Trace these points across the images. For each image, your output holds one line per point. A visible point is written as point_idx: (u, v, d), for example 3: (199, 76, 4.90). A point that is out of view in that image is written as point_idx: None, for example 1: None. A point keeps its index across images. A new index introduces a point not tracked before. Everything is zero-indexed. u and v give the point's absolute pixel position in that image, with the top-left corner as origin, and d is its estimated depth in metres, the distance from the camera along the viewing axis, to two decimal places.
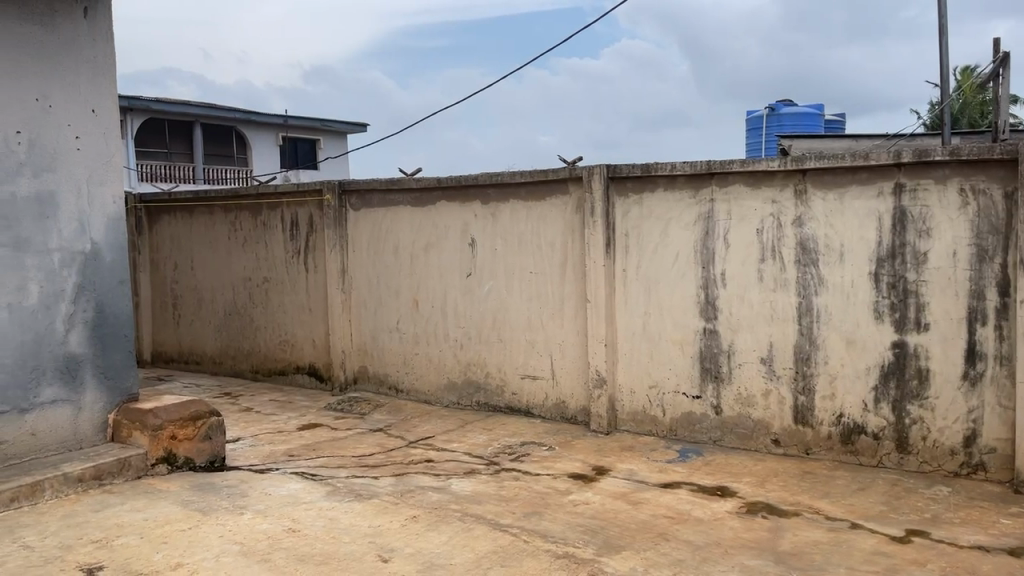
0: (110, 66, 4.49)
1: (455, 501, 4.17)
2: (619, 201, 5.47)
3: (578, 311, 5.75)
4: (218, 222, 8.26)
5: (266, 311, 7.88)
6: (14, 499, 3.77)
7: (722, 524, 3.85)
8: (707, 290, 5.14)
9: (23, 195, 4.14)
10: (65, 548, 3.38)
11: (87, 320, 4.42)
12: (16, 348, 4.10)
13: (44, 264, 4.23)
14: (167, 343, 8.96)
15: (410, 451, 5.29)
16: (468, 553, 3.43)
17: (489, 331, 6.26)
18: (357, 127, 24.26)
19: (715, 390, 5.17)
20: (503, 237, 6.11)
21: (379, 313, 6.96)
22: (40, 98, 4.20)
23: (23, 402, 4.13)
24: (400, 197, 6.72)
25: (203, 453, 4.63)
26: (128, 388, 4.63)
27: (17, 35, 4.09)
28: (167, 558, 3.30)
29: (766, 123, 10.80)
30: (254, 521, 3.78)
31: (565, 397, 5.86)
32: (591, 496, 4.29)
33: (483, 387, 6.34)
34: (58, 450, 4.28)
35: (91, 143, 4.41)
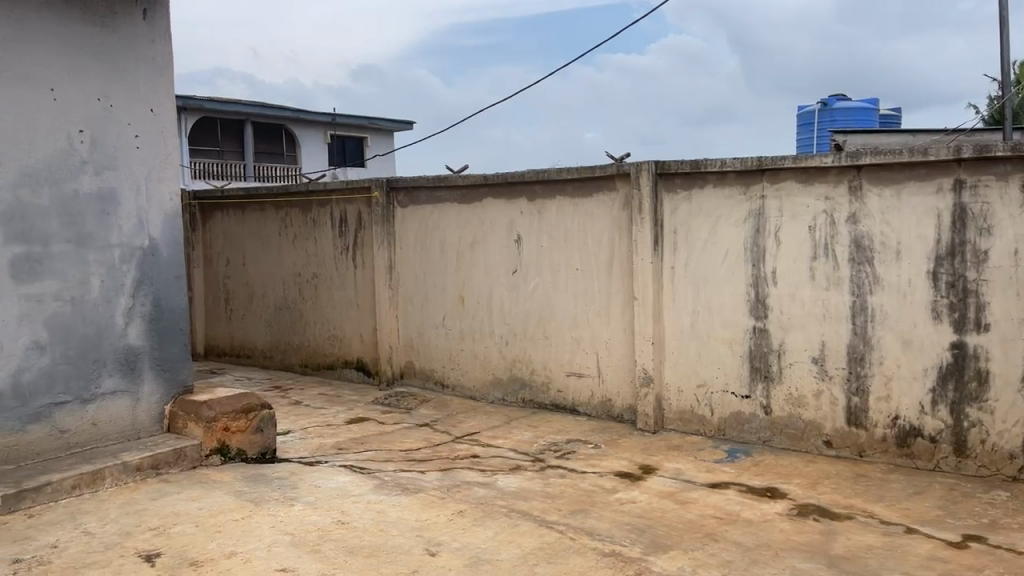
0: (167, 65, 4.61)
1: (501, 497, 4.19)
2: (667, 197, 5.42)
3: (625, 309, 5.71)
4: (269, 218, 8.42)
5: (315, 307, 8.01)
6: (76, 487, 3.90)
7: (772, 525, 3.79)
8: (758, 288, 5.06)
9: (85, 193, 4.27)
10: (124, 535, 3.48)
11: (146, 313, 4.54)
12: (79, 340, 4.25)
13: (105, 260, 4.36)
14: (219, 338, 9.16)
15: (456, 446, 5.33)
16: (514, 549, 3.43)
17: (535, 328, 6.26)
18: (404, 125, 24.48)
19: (764, 390, 5.09)
20: (549, 234, 6.10)
21: (426, 310, 7.01)
22: (102, 98, 4.33)
23: (84, 393, 4.27)
24: (447, 194, 6.76)
25: (255, 445, 4.72)
26: (184, 380, 4.75)
27: (80, 38, 4.23)
28: (222, 547, 3.38)
29: (818, 119, 10.61)
30: (304, 513, 3.84)
31: (611, 395, 5.84)
32: (638, 495, 4.26)
33: (528, 384, 6.34)
34: (117, 439, 4.42)
35: (149, 141, 4.54)
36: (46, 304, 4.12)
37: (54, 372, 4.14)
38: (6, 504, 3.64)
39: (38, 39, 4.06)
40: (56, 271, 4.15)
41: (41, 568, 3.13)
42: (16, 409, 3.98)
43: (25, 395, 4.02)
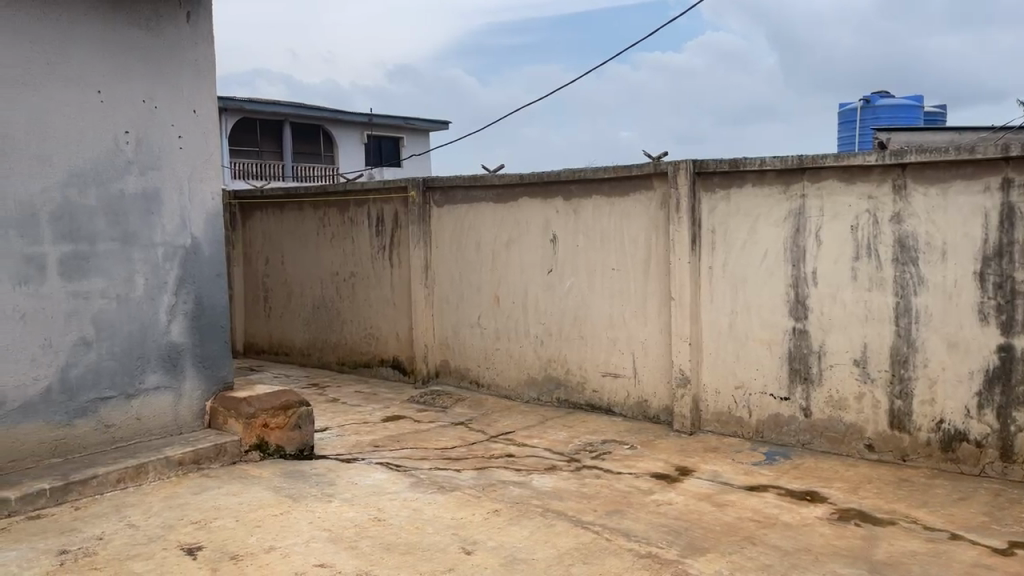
0: (210, 67, 4.68)
1: (536, 497, 4.19)
2: (705, 197, 5.37)
3: (661, 309, 5.67)
4: (308, 218, 8.52)
5: (352, 305, 8.08)
6: (120, 480, 3.99)
7: (812, 530, 3.73)
8: (798, 288, 4.99)
9: (130, 192, 4.37)
10: (167, 528, 3.55)
11: (188, 311, 4.63)
12: (124, 337, 4.34)
13: (149, 258, 4.45)
14: (258, 335, 9.30)
15: (491, 445, 5.34)
16: (550, 548, 3.43)
17: (570, 328, 6.24)
18: (439, 125, 24.62)
19: (804, 392, 5.01)
20: (585, 233, 6.08)
21: (461, 309, 7.04)
22: (147, 100, 4.42)
23: (129, 388, 4.36)
24: (482, 193, 6.78)
25: (294, 442, 4.78)
26: (224, 377, 4.83)
27: (126, 40, 4.32)
28: (261, 541, 3.43)
29: (861, 117, 10.42)
30: (342, 509, 3.88)
31: (647, 396, 5.80)
32: (675, 496, 4.22)
33: (564, 384, 6.33)
34: (160, 435, 4.51)
35: (192, 142, 4.62)
36: (93, 301, 4.22)
37: (100, 368, 4.24)
38: (54, 497, 3.74)
39: (87, 42, 4.16)
40: (102, 269, 4.25)
41: (88, 559, 3.21)
42: (64, 404, 4.09)
43: (73, 390, 4.12)
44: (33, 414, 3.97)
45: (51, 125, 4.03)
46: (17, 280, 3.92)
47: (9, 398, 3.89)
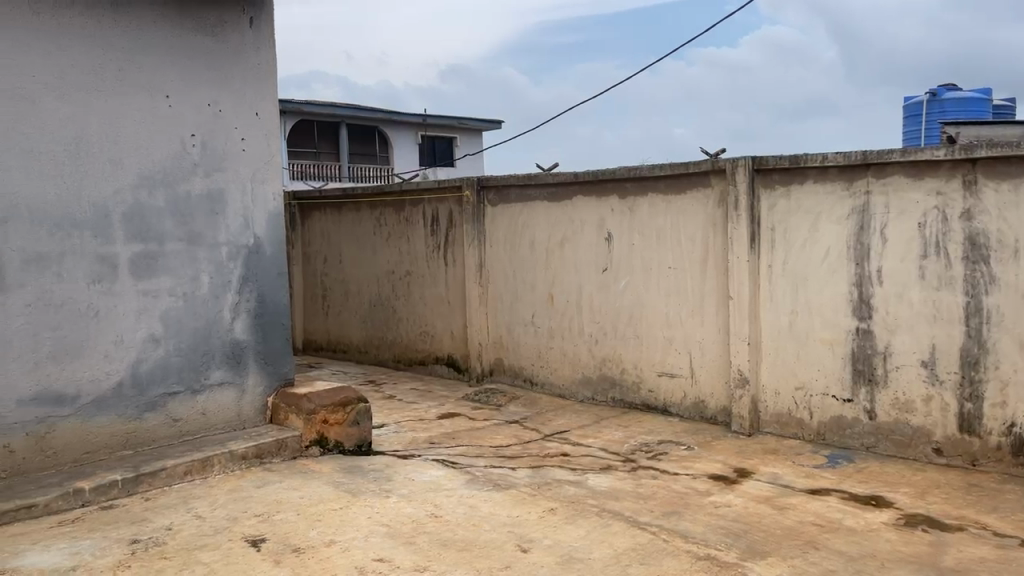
0: (272, 72, 4.79)
1: (593, 496, 4.18)
2: (765, 194, 5.27)
3: (719, 308, 5.59)
4: (364, 217, 8.65)
5: (408, 303, 8.18)
6: (187, 473, 4.12)
7: (877, 535, 3.64)
8: (861, 287, 4.86)
9: (196, 194, 4.50)
10: (231, 520, 3.65)
11: (250, 309, 4.75)
12: (190, 334, 4.48)
13: (214, 258, 4.58)
14: (317, 333, 9.48)
15: (546, 444, 5.34)
16: (607, 548, 3.42)
17: (625, 327, 6.20)
18: (492, 124, 24.73)
19: (868, 394, 4.88)
20: (640, 232, 6.04)
21: (516, 307, 7.05)
22: (212, 104, 4.54)
23: (195, 384, 4.50)
24: (536, 192, 6.79)
25: (352, 437, 4.85)
26: (285, 373, 4.94)
27: (193, 46, 4.45)
28: (322, 535, 3.50)
29: (926, 110, 10.07)
30: (400, 505, 3.94)
31: (704, 396, 5.72)
32: (734, 498, 4.16)
33: (619, 384, 6.29)
34: (224, 429, 4.64)
35: (254, 144, 4.73)
36: (161, 299, 4.36)
37: (168, 364, 4.38)
38: (125, 488, 3.88)
39: (155, 49, 4.30)
40: (170, 268, 4.39)
41: (158, 548, 3.32)
42: (134, 398, 4.24)
43: (142, 385, 4.27)
44: (106, 408, 4.13)
45: (122, 129, 4.18)
46: (91, 279, 4.08)
47: (84, 393, 4.05)
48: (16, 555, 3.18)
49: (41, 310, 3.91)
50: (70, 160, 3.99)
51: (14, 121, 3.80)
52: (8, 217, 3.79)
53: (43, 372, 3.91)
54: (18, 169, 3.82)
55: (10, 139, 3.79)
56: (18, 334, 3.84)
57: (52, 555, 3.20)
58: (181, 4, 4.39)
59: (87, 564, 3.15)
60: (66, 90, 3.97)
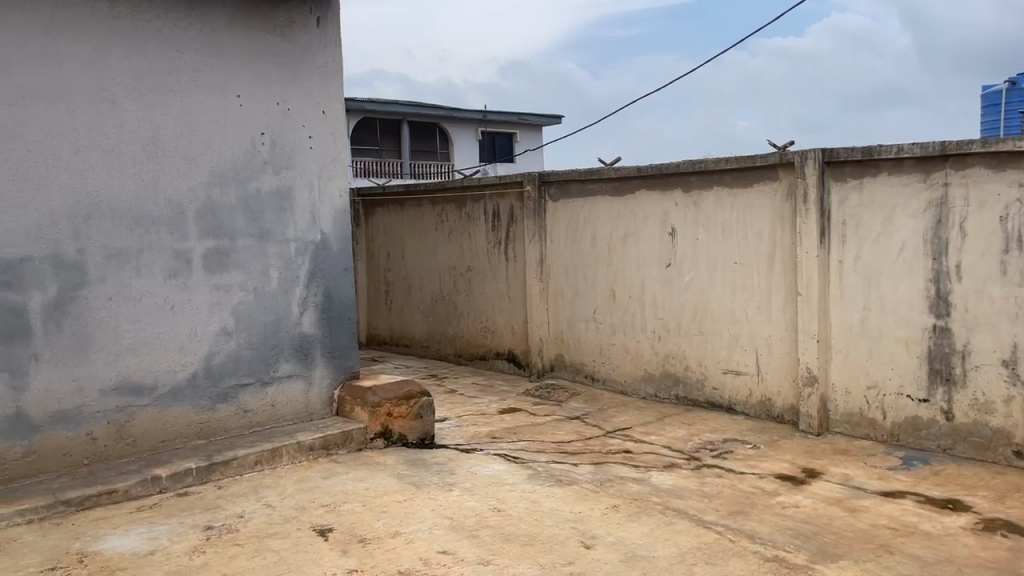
0: (338, 70, 4.87)
1: (656, 494, 4.13)
2: (836, 187, 5.12)
3: (788, 303, 5.46)
4: (426, 213, 8.74)
5: (469, 299, 8.23)
6: (258, 463, 4.24)
7: (954, 540, 3.50)
8: (938, 283, 4.69)
9: (266, 191, 4.61)
10: (300, 510, 3.74)
11: (318, 303, 4.85)
12: (260, 328, 4.60)
13: (283, 253, 4.69)
14: (381, 327, 9.63)
15: (608, 440, 5.31)
16: (672, 547, 3.38)
17: (689, 323, 6.11)
18: (552, 120, 24.68)
19: (945, 393, 4.70)
20: (705, 226, 5.93)
21: (577, 303, 7.03)
22: (281, 102, 4.65)
23: (265, 376, 4.62)
24: (598, 187, 6.74)
25: (416, 431, 4.92)
26: (351, 367, 5.03)
27: (263, 46, 4.56)
28: (387, 526, 3.55)
29: (1005, 99, 9.64)
30: (463, 498, 3.97)
31: (771, 394, 5.60)
32: (802, 499, 4.06)
33: (682, 381, 6.21)
34: (293, 421, 4.76)
35: (322, 142, 4.83)
36: (233, 293, 4.49)
37: (240, 357, 4.51)
38: (199, 475, 4.02)
39: (228, 50, 4.42)
40: (241, 263, 4.51)
41: (231, 535, 3.42)
42: (208, 389, 4.38)
43: (215, 376, 4.41)
44: (181, 399, 4.27)
45: (196, 128, 4.31)
46: (167, 274, 4.22)
47: (161, 383, 4.20)
48: (98, 538, 3.33)
49: (122, 303, 4.06)
50: (148, 159, 4.14)
51: (96, 122, 3.96)
52: (90, 214, 3.95)
53: (124, 363, 4.07)
54: (100, 167, 3.98)
55: (91, 139, 3.95)
56: (100, 326, 3.99)
57: (132, 539, 3.34)
58: (251, 5, 4.49)
59: (165, 548, 3.26)
60: (143, 92, 4.11)
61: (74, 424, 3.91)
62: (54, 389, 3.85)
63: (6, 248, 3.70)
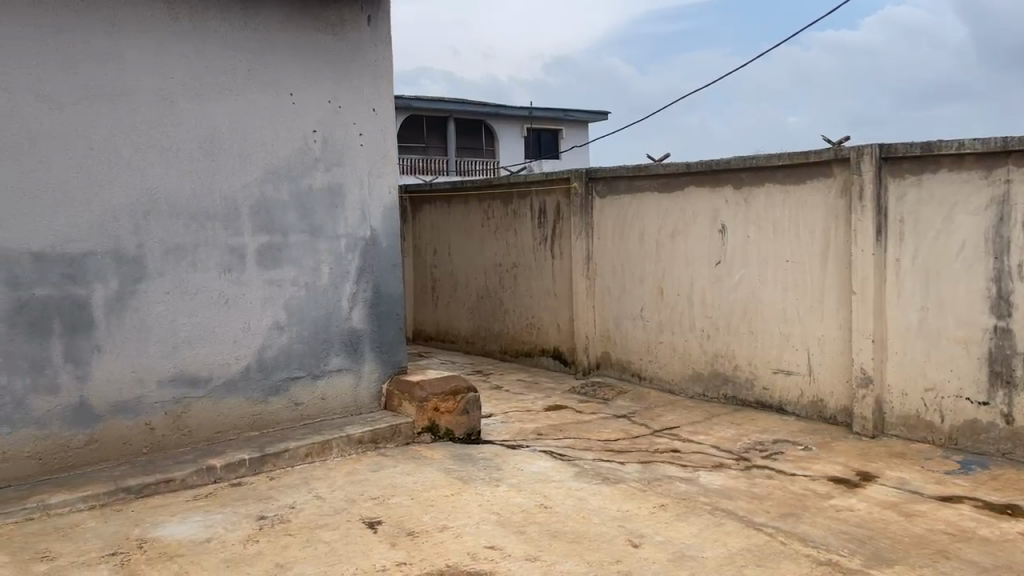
0: (388, 68, 4.91)
1: (704, 494, 4.09)
2: (893, 183, 4.99)
3: (841, 303, 5.35)
4: (473, 210, 8.77)
5: (515, 295, 8.24)
6: (308, 455, 4.31)
7: (1015, 546, 3.40)
8: (1000, 283, 4.54)
9: (318, 187, 4.68)
10: (349, 502, 3.79)
11: (367, 298, 4.91)
12: (311, 322, 4.67)
13: (334, 249, 4.76)
14: (427, 323, 9.70)
15: (655, 439, 5.27)
16: (721, 548, 3.34)
17: (739, 322, 6.03)
18: (599, 116, 24.57)
19: (1006, 397, 4.56)
20: (756, 223, 5.84)
21: (624, 300, 6.98)
22: (332, 101, 4.71)
23: (315, 369, 4.70)
24: (646, 183, 6.68)
25: (462, 426, 4.93)
26: (399, 362, 5.08)
27: (315, 45, 4.63)
28: (435, 520, 3.58)
29: None
30: (509, 494, 3.98)
31: (823, 395, 5.49)
32: (856, 503, 3.98)
33: (731, 381, 6.12)
34: (342, 414, 4.82)
35: (372, 140, 4.88)
36: (285, 288, 4.57)
37: (291, 351, 4.59)
38: (252, 466, 4.10)
39: (281, 49, 4.50)
40: (293, 259, 4.59)
41: (283, 525, 3.49)
42: (260, 381, 4.47)
43: (268, 369, 4.50)
44: (235, 391, 4.37)
45: (251, 127, 4.40)
46: (222, 269, 4.32)
47: (215, 375, 4.30)
48: (156, 526, 3.42)
49: (179, 297, 4.17)
50: (204, 157, 4.23)
51: (155, 120, 4.07)
52: (149, 210, 4.06)
53: (180, 356, 4.17)
54: (159, 164, 4.08)
55: (151, 138, 4.06)
56: (158, 320, 4.10)
57: (188, 527, 3.43)
58: (304, 5, 4.55)
59: (220, 536, 3.35)
60: (201, 91, 4.21)
61: (133, 414, 4.03)
62: (114, 379, 3.96)
63: (70, 243, 3.82)
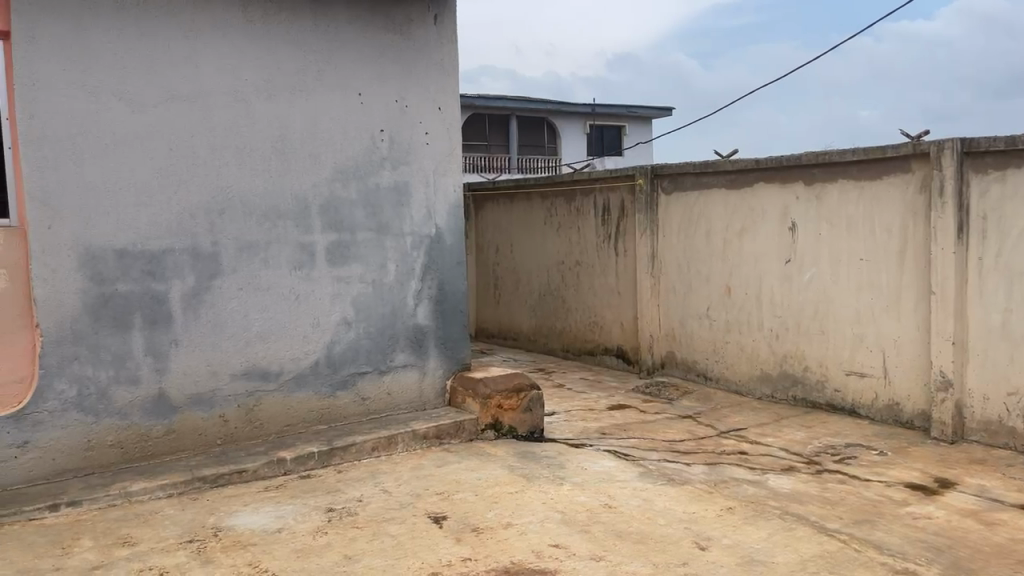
0: (454, 67, 4.94)
1: (774, 498, 3.99)
2: (976, 179, 4.78)
3: (919, 303, 5.16)
4: (536, 207, 8.77)
5: (578, 293, 8.21)
6: (375, 449, 4.38)
7: None
8: None
9: (385, 186, 4.74)
10: (414, 496, 3.84)
11: (433, 295, 4.96)
12: (378, 318, 4.74)
13: (400, 247, 4.81)
14: (489, 321, 9.74)
15: (722, 440, 5.18)
16: (792, 553, 3.26)
17: (810, 322, 5.87)
18: (662, 112, 24.27)
19: None
20: (829, 220, 5.68)
21: (689, 299, 6.88)
22: (399, 100, 4.77)
23: (382, 365, 4.77)
24: (713, 179, 6.56)
25: (525, 424, 4.95)
26: (463, 358, 5.11)
27: (383, 45, 4.68)
28: (499, 517, 3.60)
29: None
30: (573, 493, 3.97)
31: (899, 398, 5.31)
32: (934, 510, 3.83)
33: (801, 382, 5.97)
34: (407, 410, 4.88)
35: (437, 139, 4.92)
36: (353, 285, 4.65)
37: (359, 346, 4.67)
38: (321, 459, 4.19)
39: (350, 50, 4.57)
40: (361, 256, 4.67)
41: (351, 517, 3.56)
42: (329, 376, 4.56)
43: (336, 364, 4.58)
44: (305, 385, 4.47)
45: (321, 126, 4.49)
46: (293, 266, 4.42)
47: (286, 369, 4.41)
48: (230, 515, 3.52)
49: (251, 293, 4.28)
50: (276, 156, 4.34)
51: (231, 121, 4.19)
52: (224, 209, 4.18)
53: (253, 350, 4.29)
54: (233, 164, 4.20)
55: (226, 138, 4.18)
56: (232, 315, 4.22)
57: (261, 516, 3.52)
58: (373, 5, 4.61)
59: (290, 527, 3.42)
60: (274, 91, 4.32)
61: (209, 407, 4.16)
62: (191, 372, 4.10)
63: (150, 240, 3.96)
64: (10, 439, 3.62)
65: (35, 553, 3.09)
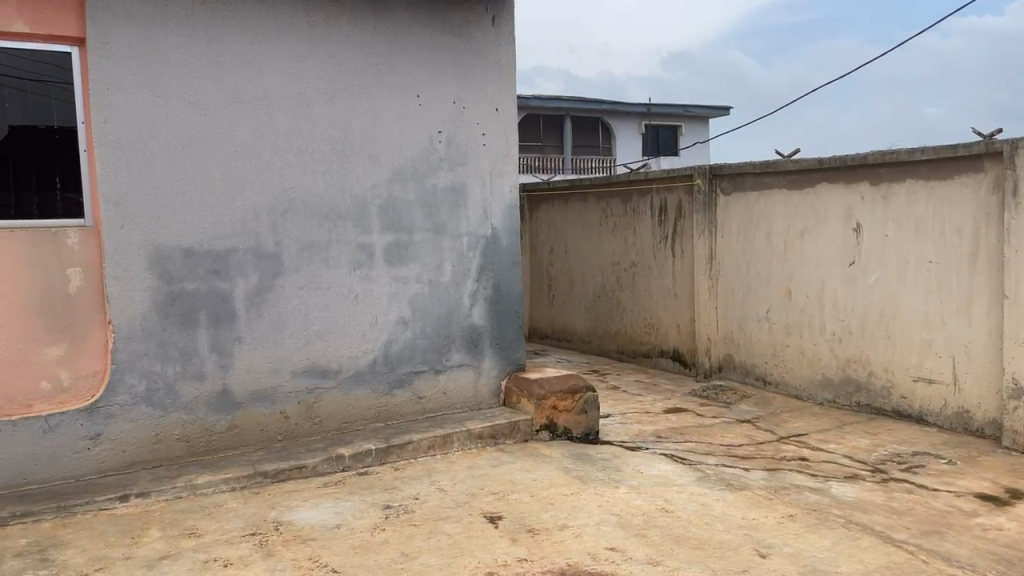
0: (510, 68, 4.95)
1: (836, 506, 3.89)
2: None
3: (991, 307, 4.97)
4: (591, 208, 8.72)
5: (633, 295, 8.14)
6: (431, 448, 4.41)
7: None
8: None
9: (442, 186, 4.78)
10: (469, 496, 3.86)
11: (488, 295, 4.97)
12: (434, 318, 4.78)
13: (456, 247, 4.84)
14: (543, 322, 9.73)
15: (782, 446, 5.07)
16: (856, 563, 3.17)
17: (874, 326, 5.71)
18: (719, 112, 23.94)
19: None
20: (895, 221, 5.51)
21: (748, 302, 6.76)
22: (457, 101, 4.80)
23: (438, 364, 4.80)
24: (774, 180, 6.44)
25: (580, 425, 4.92)
26: (517, 359, 5.12)
27: (441, 47, 4.72)
28: (555, 518, 3.58)
29: None
30: (629, 496, 3.93)
31: (969, 406, 5.12)
32: (1006, 522, 3.68)
33: (865, 388, 5.81)
34: (463, 409, 4.91)
35: (493, 140, 4.94)
36: (410, 285, 4.69)
37: (415, 345, 4.72)
38: (378, 457, 4.24)
39: (408, 52, 4.61)
40: (418, 257, 4.71)
41: (407, 515, 3.59)
42: (386, 374, 4.61)
43: (393, 363, 4.64)
44: (362, 383, 4.54)
45: (379, 128, 4.55)
46: (352, 265, 4.49)
47: (344, 367, 4.47)
48: (291, 510, 3.59)
49: (312, 292, 4.36)
50: (336, 158, 4.41)
51: (293, 123, 4.27)
52: (286, 209, 4.27)
53: (313, 348, 4.37)
54: (295, 165, 4.29)
55: (289, 140, 4.26)
56: (293, 313, 4.30)
57: (319, 512, 3.58)
58: (431, 7, 4.65)
59: (348, 523, 3.47)
60: (335, 94, 4.39)
61: (270, 403, 4.25)
62: (254, 369, 4.19)
63: (216, 239, 4.07)
64: (83, 431, 3.75)
65: (105, 542, 3.20)
